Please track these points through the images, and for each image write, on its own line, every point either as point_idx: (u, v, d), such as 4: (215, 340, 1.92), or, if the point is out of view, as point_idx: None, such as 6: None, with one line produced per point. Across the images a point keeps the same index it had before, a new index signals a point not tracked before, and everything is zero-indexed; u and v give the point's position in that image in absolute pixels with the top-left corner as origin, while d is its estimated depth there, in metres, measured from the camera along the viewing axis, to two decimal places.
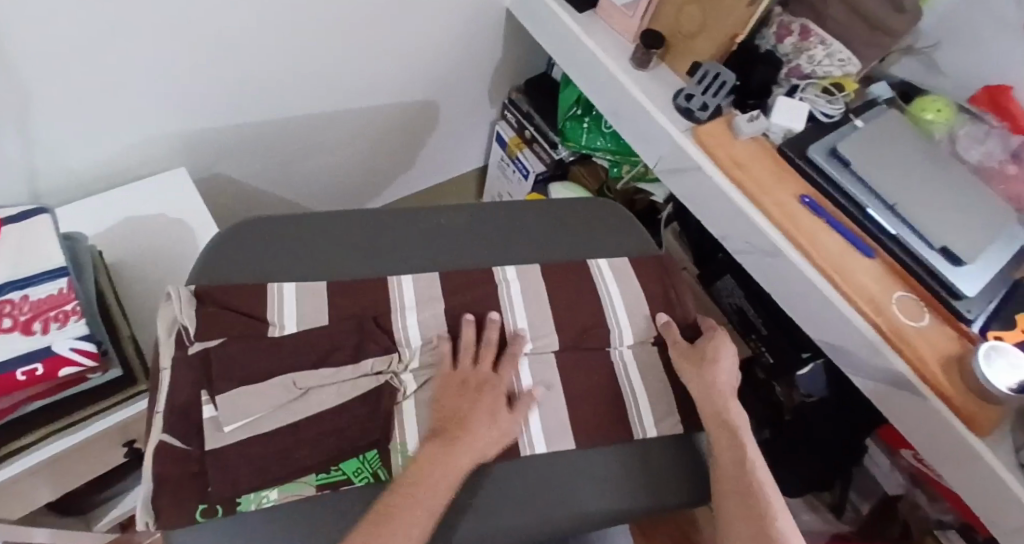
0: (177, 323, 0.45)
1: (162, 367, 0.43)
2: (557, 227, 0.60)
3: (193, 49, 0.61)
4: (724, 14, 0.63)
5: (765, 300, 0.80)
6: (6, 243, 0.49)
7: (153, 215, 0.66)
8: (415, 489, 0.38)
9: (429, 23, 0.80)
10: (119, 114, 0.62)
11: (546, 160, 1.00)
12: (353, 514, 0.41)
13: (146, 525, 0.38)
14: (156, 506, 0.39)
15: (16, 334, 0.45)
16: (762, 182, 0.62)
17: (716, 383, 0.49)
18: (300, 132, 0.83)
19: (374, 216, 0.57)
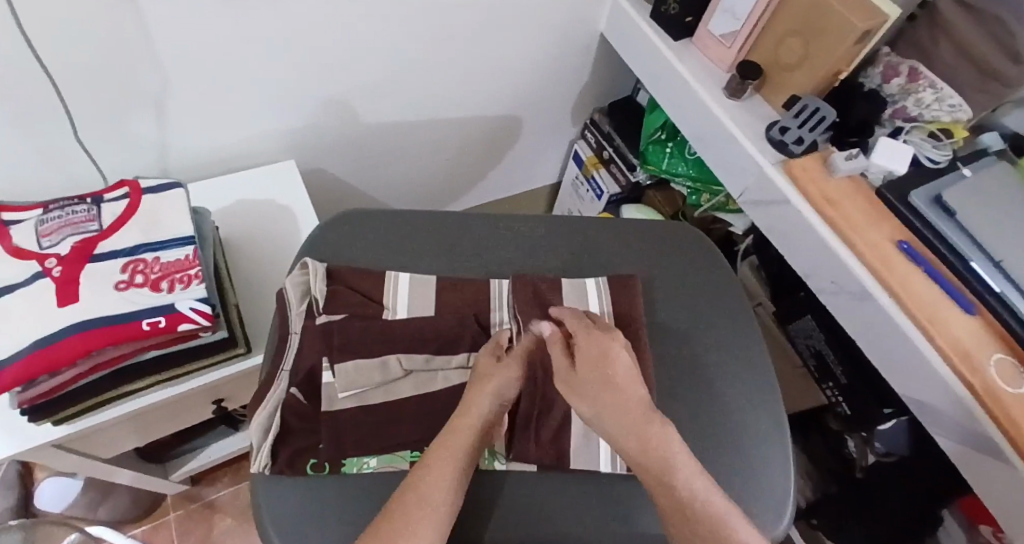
0: (310, 295, 0.50)
1: (293, 331, 0.48)
2: (638, 247, 0.60)
3: (310, 52, 0.67)
4: (827, 49, 0.62)
5: (845, 345, 0.76)
6: (145, 209, 0.55)
7: (262, 199, 0.73)
8: (426, 470, 0.37)
9: (523, 40, 0.83)
10: (241, 105, 0.69)
11: (622, 182, 1.01)
12: None
13: (261, 470, 0.43)
14: (275, 451, 0.43)
15: (146, 290, 0.51)
16: (856, 220, 0.60)
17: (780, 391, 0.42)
18: (393, 136, 0.88)
19: (463, 217, 0.60)
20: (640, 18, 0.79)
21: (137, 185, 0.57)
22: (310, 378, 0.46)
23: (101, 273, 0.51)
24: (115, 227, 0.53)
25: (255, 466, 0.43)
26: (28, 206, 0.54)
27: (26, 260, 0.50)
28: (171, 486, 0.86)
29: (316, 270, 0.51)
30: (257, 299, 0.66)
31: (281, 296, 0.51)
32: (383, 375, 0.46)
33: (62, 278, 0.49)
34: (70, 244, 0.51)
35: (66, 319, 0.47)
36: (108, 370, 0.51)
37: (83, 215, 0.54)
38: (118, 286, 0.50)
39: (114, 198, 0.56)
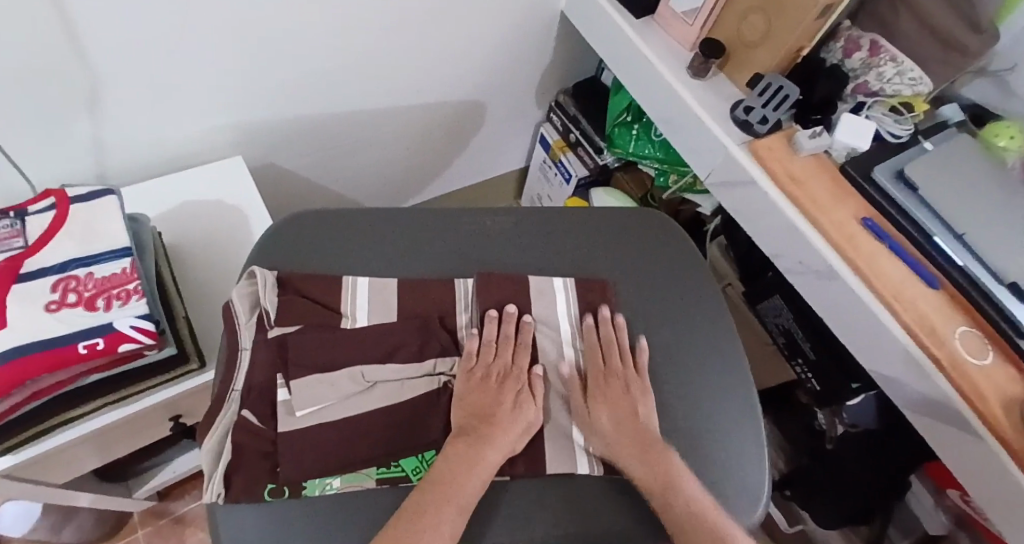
0: (259, 307, 0.47)
1: (243, 347, 0.45)
2: (606, 238, 0.59)
3: (251, 45, 0.63)
4: (789, 25, 0.61)
5: (814, 324, 0.76)
6: (75, 220, 0.51)
7: (210, 201, 0.69)
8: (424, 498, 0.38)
9: (482, 22, 0.79)
10: (180, 103, 0.64)
11: (590, 165, 0.99)
12: (385, 512, 0.41)
13: (215, 499, 0.40)
14: (230, 477, 0.40)
15: (81, 309, 0.47)
16: (820, 199, 0.60)
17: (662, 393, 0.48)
18: (349, 128, 0.84)
19: (425, 214, 0.58)
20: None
21: (65, 195, 0.52)
22: (266, 393, 0.43)
23: (29, 294, 0.46)
24: (41, 242, 0.49)
25: (208, 495, 0.40)
26: None
27: None
28: (137, 503, 0.83)
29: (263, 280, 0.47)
30: (209, 308, 0.62)
31: (228, 310, 0.48)
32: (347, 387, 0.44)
33: None
34: None
35: None
36: (47, 398, 0.48)
37: (5, 231, 0.49)
38: (48, 307, 0.46)
39: (40, 211, 0.51)
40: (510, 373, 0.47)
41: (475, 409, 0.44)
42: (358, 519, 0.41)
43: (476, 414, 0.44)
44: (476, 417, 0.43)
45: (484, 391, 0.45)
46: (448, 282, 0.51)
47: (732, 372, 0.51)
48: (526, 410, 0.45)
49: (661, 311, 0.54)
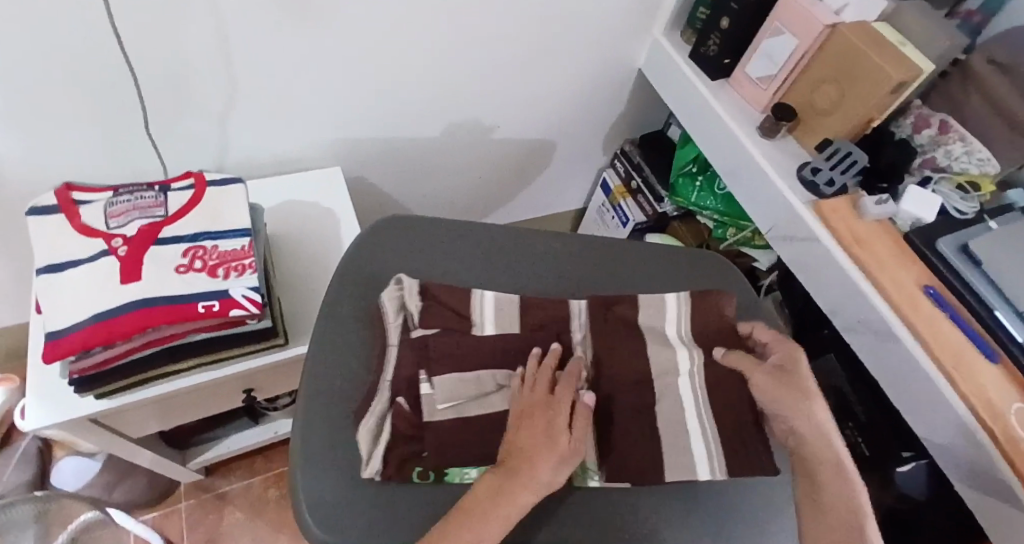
0: (405, 310, 0.53)
1: (391, 344, 0.51)
2: (671, 279, 0.65)
3: (366, 73, 0.71)
4: (860, 97, 0.65)
5: (868, 384, 0.78)
6: (206, 199, 0.59)
7: (308, 201, 0.77)
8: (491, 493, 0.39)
9: (564, 72, 0.87)
10: (298, 115, 0.73)
11: (649, 212, 1.03)
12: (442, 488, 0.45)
13: (373, 475, 0.45)
14: (384, 457, 0.46)
15: (204, 275, 0.53)
16: (883, 260, 0.62)
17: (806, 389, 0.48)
18: (432, 152, 0.92)
19: (505, 236, 0.64)
20: (679, 57, 0.83)
21: (202, 177, 0.60)
22: (408, 387, 0.47)
23: (163, 255, 0.53)
24: (178, 214, 0.57)
25: (367, 471, 0.45)
26: (98, 190, 0.57)
27: (93, 238, 0.53)
28: (188, 474, 0.88)
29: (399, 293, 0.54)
30: (298, 294, 0.68)
31: (380, 310, 0.55)
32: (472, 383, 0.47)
33: (126, 257, 0.52)
34: (135, 227, 0.54)
35: (126, 295, 0.50)
36: (158, 349, 0.54)
37: (150, 200, 0.57)
38: (178, 269, 0.53)
39: (180, 188, 0.59)
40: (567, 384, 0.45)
41: (527, 426, 0.42)
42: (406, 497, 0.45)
43: (528, 428, 0.42)
44: (543, 432, 0.42)
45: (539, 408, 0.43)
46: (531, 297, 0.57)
47: None
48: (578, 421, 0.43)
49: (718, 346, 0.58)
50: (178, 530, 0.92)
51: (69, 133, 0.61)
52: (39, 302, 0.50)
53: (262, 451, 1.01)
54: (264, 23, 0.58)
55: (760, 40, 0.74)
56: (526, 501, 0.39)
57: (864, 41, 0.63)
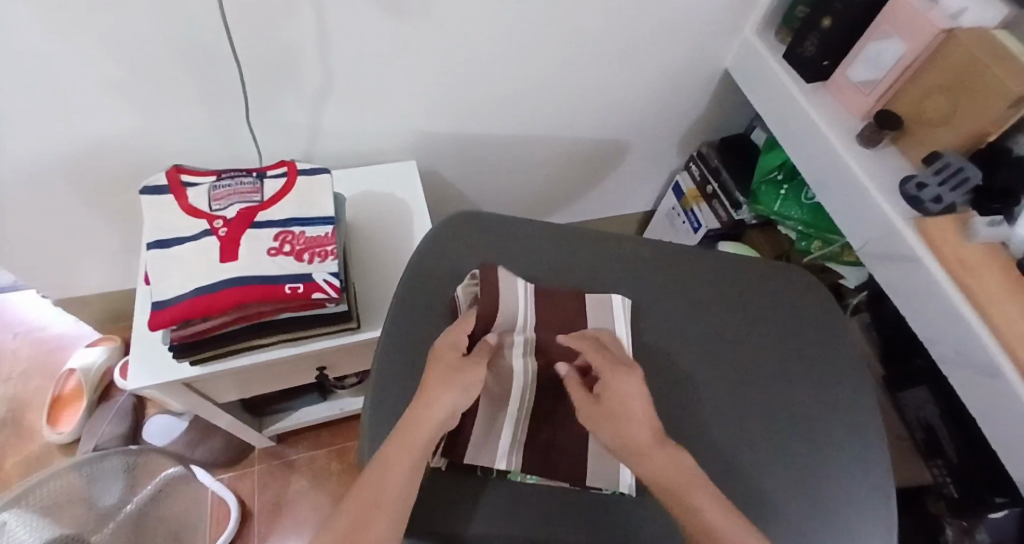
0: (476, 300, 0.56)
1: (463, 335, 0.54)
2: (749, 293, 0.61)
3: (448, 69, 0.73)
4: (978, 109, 0.59)
5: (963, 420, 0.71)
6: (298, 186, 0.62)
7: (386, 192, 0.80)
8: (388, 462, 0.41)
9: (642, 72, 0.85)
10: (382, 109, 0.76)
11: (724, 218, 0.99)
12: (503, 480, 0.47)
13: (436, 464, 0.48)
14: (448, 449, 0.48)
15: (291, 259, 0.57)
16: (993, 291, 0.56)
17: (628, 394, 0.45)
18: (506, 149, 0.93)
19: (575, 238, 0.64)
20: (770, 58, 0.79)
21: (295, 166, 0.64)
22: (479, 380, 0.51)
23: (256, 237, 0.58)
24: (273, 200, 0.61)
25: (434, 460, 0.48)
26: (204, 173, 0.62)
27: (199, 219, 0.58)
28: (261, 439, 0.94)
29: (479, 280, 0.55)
30: (376, 280, 0.71)
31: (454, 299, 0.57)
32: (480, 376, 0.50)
33: (225, 237, 0.57)
34: (235, 210, 0.59)
35: (222, 273, 0.55)
36: (246, 324, 0.58)
37: (248, 186, 0.61)
38: (269, 252, 0.57)
39: (275, 175, 0.63)
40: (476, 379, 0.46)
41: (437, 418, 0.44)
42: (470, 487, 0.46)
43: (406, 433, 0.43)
44: (420, 427, 0.43)
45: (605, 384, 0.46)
46: (592, 296, 0.57)
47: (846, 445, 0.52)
48: (460, 396, 0.45)
49: (796, 366, 0.57)
50: (250, 491, 1.00)
51: (182, 112, 0.67)
52: (148, 273, 0.55)
53: (327, 425, 1.07)
54: (358, 15, 0.61)
55: (863, 45, 0.68)
56: (405, 492, 0.40)
57: (984, 51, 0.57)
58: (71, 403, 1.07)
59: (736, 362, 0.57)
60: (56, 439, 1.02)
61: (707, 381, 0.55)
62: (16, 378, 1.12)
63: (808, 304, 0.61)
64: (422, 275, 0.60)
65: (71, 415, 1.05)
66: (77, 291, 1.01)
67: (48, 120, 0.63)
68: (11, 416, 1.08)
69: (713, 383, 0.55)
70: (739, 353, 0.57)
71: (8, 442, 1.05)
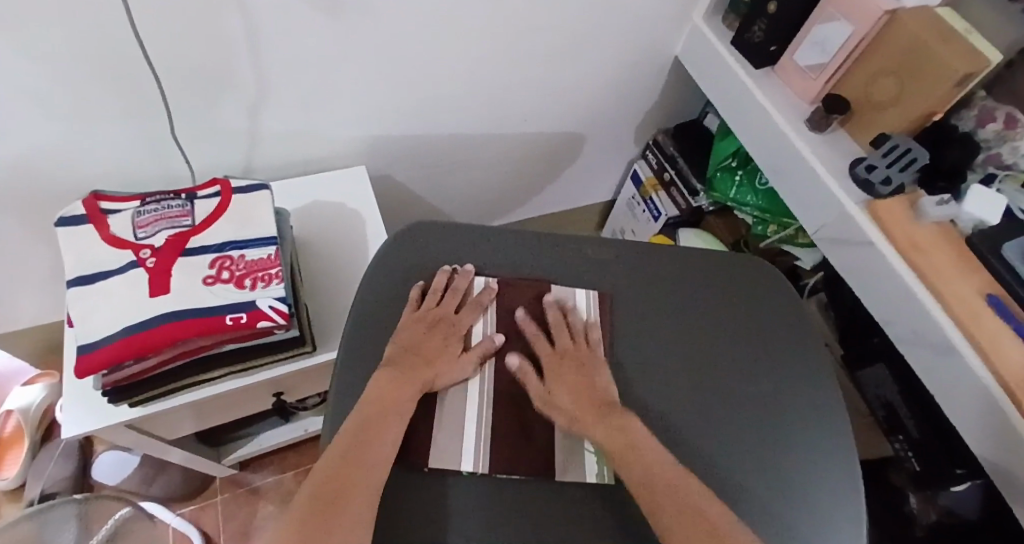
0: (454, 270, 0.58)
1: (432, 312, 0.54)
2: (707, 285, 0.61)
3: (390, 71, 0.69)
4: (922, 91, 0.60)
5: (920, 396, 0.74)
6: (234, 206, 0.58)
7: (334, 203, 0.76)
8: (381, 389, 0.46)
9: (592, 64, 0.83)
10: (322, 115, 0.72)
11: (682, 206, 0.99)
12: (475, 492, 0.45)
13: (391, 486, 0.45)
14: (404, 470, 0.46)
15: (232, 286, 0.53)
16: (945, 267, 0.57)
17: (611, 437, 0.45)
18: (457, 149, 0.89)
19: (533, 239, 0.63)
20: (720, 43, 0.78)
21: (229, 184, 0.59)
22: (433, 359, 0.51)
23: (190, 266, 0.53)
24: (206, 224, 0.56)
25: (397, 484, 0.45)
26: (126, 199, 0.57)
27: (124, 249, 0.53)
28: (221, 469, 0.90)
29: (443, 276, 0.56)
30: (327, 299, 0.68)
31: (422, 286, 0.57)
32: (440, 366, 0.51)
33: (154, 269, 0.52)
34: (163, 237, 0.54)
35: (154, 309, 0.50)
36: (187, 360, 0.53)
37: (178, 210, 0.56)
38: (206, 281, 0.53)
39: (208, 196, 0.58)
40: (443, 354, 0.51)
41: (408, 342, 0.51)
42: (434, 512, 0.44)
43: (408, 345, 0.50)
44: (401, 374, 0.48)
45: (588, 413, 0.47)
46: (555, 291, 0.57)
47: (816, 433, 0.52)
48: (450, 354, 0.51)
49: (756, 351, 0.57)
50: (214, 523, 0.95)
51: (96, 132, 0.61)
52: (69, 314, 0.50)
53: (292, 447, 1.02)
54: (284, 17, 0.56)
55: (810, 27, 0.68)
56: (395, 430, 0.44)
57: (926, 31, 0.58)
58: (11, 445, 0.98)
59: (696, 356, 0.55)
60: None
61: (669, 378, 0.54)
62: None
63: (769, 292, 0.62)
64: (381, 289, 0.57)
65: (13, 459, 0.97)
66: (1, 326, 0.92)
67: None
68: None
69: (675, 376, 0.54)
70: (700, 343, 0.56)
71: None
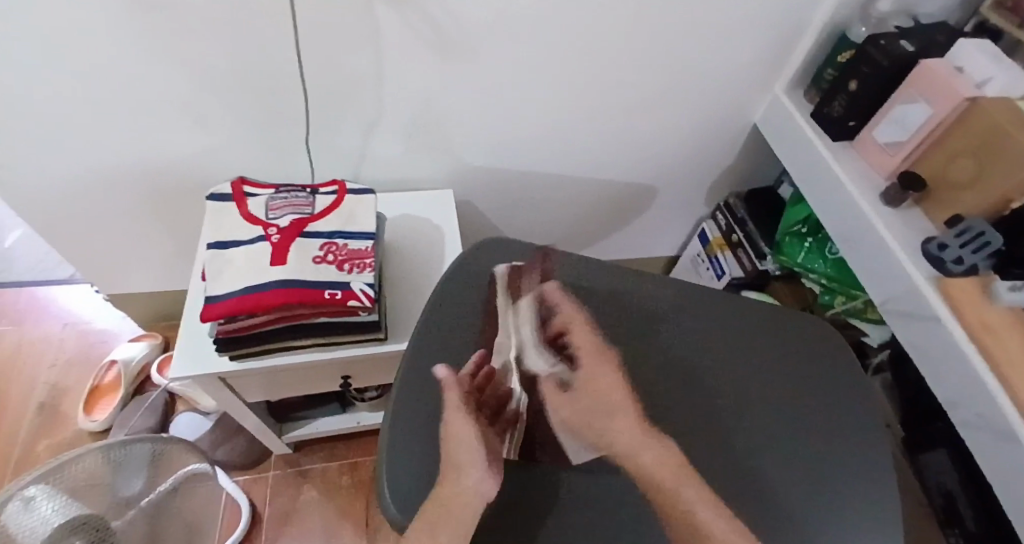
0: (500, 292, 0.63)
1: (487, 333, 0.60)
2: (754, 326, 0.63)
3: (489, 109, 0.79)
4: (1003, 174, 0.61)
5: (981, 489, 0.72)
6: (347, 202, 0.68)
7: (422, 217, 0.85)
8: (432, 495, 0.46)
9: (672, 122, 0.90)
10: (425, 140, 0.83)
11: (749, 268, 1.01)
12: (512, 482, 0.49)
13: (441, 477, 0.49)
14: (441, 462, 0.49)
15: (333, 268, 0.62)
16: (1017, 355, 0.56)
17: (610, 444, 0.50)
18: (535, 187, 0.98)
19: (597, 265, 0.67)
20: (801, 114, 0.83)
21: (345, 186, 0.70)
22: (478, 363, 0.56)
23: (305, 246, 0.63)
24: (321, 214, 0.66)
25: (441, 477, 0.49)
26: (264, 186, 0.69)
27: (256, 224, 0.64)
28: (280, 446, 0.97)
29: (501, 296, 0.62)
30: (404, 298, 0.75)
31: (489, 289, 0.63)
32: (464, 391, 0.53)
33: (277, 244, 0.62)
34: (288, 220, 0.64)
35: (271, 275, 0.60)
36: (283, 325, 0.62)
37: (302, 200, 0.67)
38: (314, 259, 0.62)
39: (326, 192, 0.69)
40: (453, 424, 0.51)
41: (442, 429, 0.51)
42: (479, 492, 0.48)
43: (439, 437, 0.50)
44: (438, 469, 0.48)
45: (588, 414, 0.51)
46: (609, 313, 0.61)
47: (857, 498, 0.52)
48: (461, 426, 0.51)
49: (801, 391, 0.58)
50: (263, 495, 1.02)
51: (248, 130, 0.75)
52: (205, 269, 0.60)
53: (343, 440, 1.09)
54: (415, 52, 0.68)
55: (890, 107, 0.71)
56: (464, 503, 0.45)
57: (1006, 117, 0.60)
58: (109, 392, 1.12)
59: (743, 390, 0.57)
60: (90, 426, 1.07)
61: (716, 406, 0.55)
62: (59, 366, 1.19)
63: (819, 348, 0.63)
64: (453, 292, 0.63)
65: (106, 404, 1.10)
66: (131, 285, 1.09)
67: (133, 121, 0.72)
68: (50, 402, 1.14)
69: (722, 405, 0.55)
70: (745, 378, 0.58)
71: (45, 425, 1.11)
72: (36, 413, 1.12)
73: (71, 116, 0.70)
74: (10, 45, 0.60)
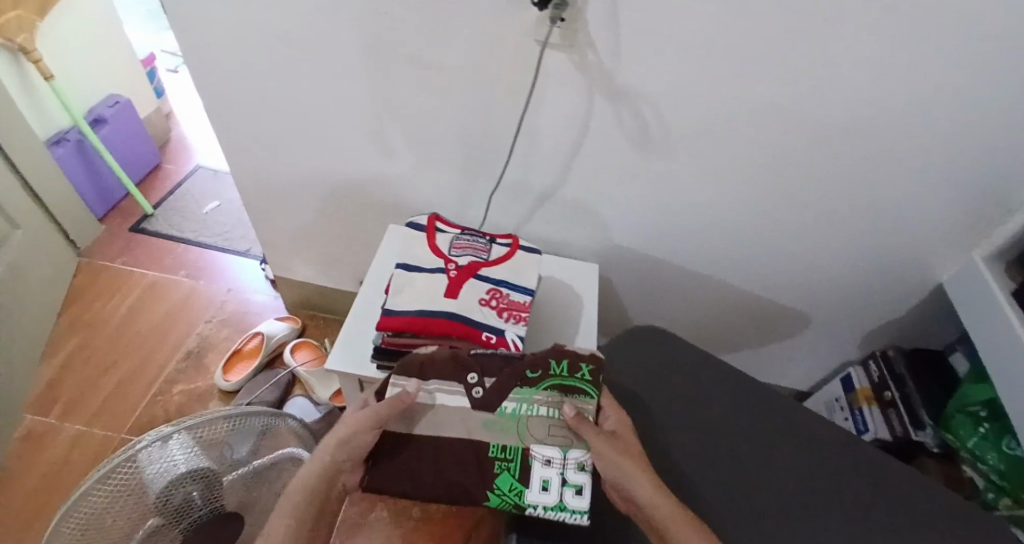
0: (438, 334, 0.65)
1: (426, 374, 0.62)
2: (858, 464, 0.68)
3: (663, 201, 0.84)
4: None
5: None
6: (517, 257, 0.74)
7: (568, 285, 0.89)
8: None
9: (842, 256, 0.87)
10: (592, 214, 0.88)
11: (898, 432, 0.91)
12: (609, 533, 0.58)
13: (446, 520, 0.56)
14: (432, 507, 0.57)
15: (493, 312, 0.67)
16: None
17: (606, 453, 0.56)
18: (680, 283, 0.98)
19: (726, 377, 0.76)
20: (998, 289, 0.75)
21: (518, 240, 0.76)
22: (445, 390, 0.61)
23: (475, 286, 0.69)
24: (494, 261, 0.73)
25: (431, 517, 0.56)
26: (451, 225, 0.77)
27: (438, 257, 0.71)
28: None
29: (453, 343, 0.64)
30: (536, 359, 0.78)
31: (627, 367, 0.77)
32: (451, 428, 0.60)
33: (453, 277, 0.69)
34: (465, 259, 0.71)
35: (441, 305, 0.66)
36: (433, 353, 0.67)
37: (480, 244, 0.74)
38: (479, 300, 0.68)
39: (501, 242, 0.76)
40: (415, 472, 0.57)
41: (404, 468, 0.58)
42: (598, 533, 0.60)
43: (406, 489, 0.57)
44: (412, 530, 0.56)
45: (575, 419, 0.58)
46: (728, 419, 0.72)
47: None
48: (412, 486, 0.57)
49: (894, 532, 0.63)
50: (341, 498, 1.07)
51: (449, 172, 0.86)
52: (390, 282, 0.68)
53: None
54: (614, 139, 0.76)
55: None
56: None
57: None
58: (244, 358, 1.25)
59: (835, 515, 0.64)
60: (222, 384, 1.20)
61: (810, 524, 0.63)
62: (215, 322, 1.36)
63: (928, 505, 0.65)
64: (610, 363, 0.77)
65: (239, 370, 1.23)
66: (298, 274, 1.25)
67: (366, 143, 0.88)
68: (196, 351, 1.30)
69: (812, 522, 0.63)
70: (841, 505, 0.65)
71: (186, 369, 1.26)
72: (183, 358, 1.28)
73: (328, 128, 0.87)
74: (318, 69, 0.78)
